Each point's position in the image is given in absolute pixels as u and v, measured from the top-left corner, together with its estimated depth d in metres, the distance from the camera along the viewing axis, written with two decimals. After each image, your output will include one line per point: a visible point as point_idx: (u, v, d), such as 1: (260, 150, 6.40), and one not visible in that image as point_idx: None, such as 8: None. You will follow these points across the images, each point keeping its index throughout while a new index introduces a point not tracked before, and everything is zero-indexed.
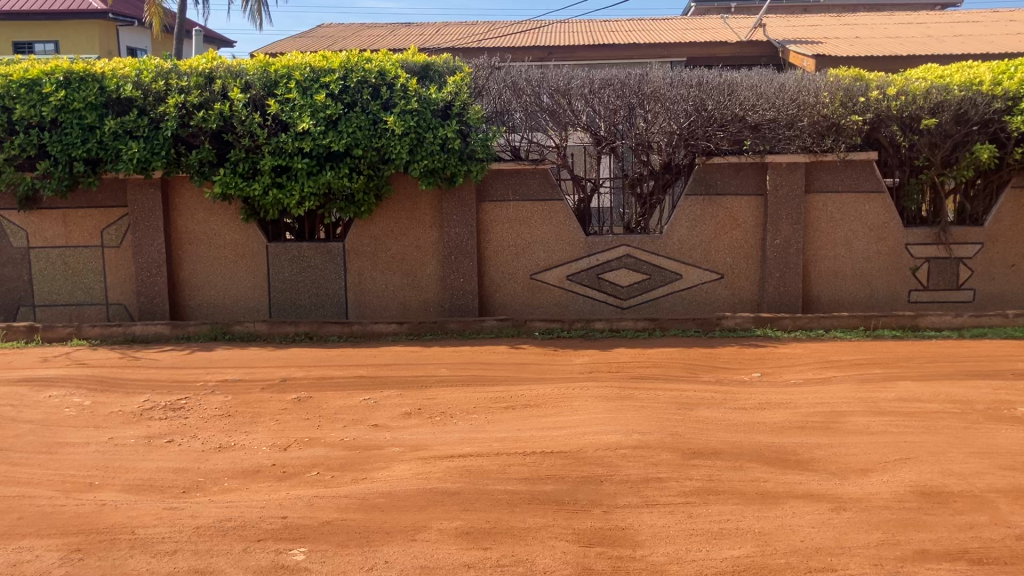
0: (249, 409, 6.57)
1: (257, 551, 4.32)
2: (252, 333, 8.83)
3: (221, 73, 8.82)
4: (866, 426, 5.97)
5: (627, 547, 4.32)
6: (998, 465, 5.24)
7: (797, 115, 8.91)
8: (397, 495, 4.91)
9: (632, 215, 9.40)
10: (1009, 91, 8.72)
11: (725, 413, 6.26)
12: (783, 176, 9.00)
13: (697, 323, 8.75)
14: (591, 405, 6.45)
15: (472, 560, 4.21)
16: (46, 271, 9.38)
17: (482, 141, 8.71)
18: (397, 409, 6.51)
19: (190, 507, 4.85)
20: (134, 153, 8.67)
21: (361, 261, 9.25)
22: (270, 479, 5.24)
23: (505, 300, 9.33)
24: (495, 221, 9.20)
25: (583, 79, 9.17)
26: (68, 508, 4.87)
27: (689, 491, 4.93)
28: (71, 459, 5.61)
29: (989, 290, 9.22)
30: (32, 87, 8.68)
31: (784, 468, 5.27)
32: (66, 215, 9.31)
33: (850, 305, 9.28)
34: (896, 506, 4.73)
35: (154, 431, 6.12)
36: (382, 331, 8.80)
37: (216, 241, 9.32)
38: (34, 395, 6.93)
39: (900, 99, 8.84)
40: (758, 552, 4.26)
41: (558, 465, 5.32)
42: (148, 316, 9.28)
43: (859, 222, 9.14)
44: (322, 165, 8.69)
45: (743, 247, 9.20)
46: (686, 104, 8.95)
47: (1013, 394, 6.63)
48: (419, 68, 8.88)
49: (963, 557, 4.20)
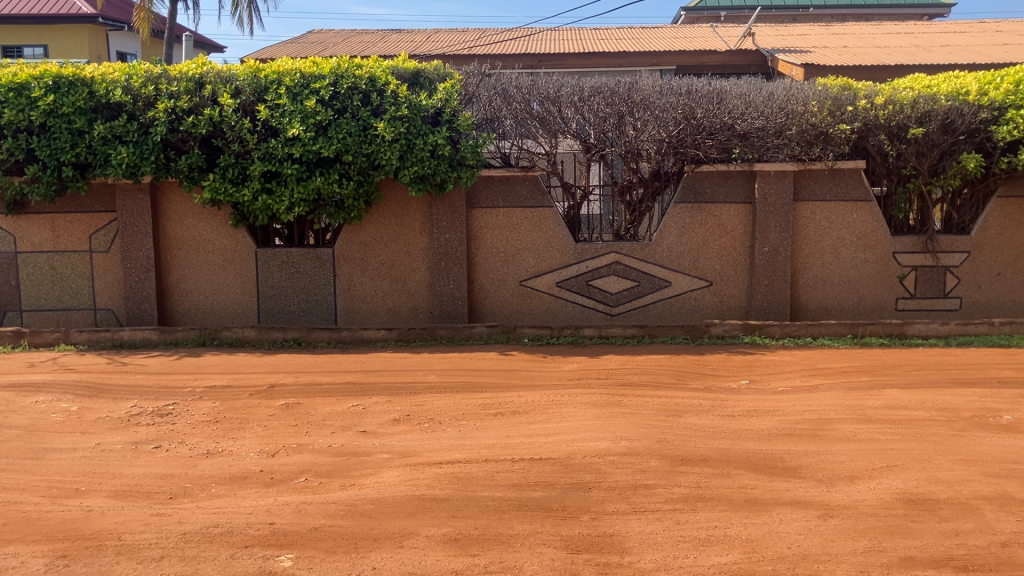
0: (237, 415, 6.56)
1: (245, 557, 4.30)
2: (240, 339, 8.80)
3: (211, 78, 8.83)
4: (853, 433, 5.99)
5: (615, 554, 4.33)
6: (983, 472, 5.28)
7: (786, 123, 8.96)
8: (386, 502, 4.90)
9: (621, 223, 9.46)
10: (995, 101, 8.79)
11: (712, 420, 6.29)
12: (771, 184, 9.04)
13: (685, 331, 8.78)
14: (580, 412, 6.45)
15: (460, 567, 4.20)
16: (33, 275, 9.35)
17: (472, 147, 8.71)
18: (385, 416, 6.49)
19: (177, 512, 4.83)
20: (123, 158, 8.63)
21: (351, 267, 9.25)
22: (257, 485, 5.22)
23: (494, 307, 9.34)
24: (485, 227, 9.20)
25: (574, 87, 9.20)
26: (53, 515, 4.83)
27: (677, 498, 4.95)
28: (58, 464, 5.59)
29: (976, 298, 9.29)
30: (20, 91, 8.62)
31: (771, 475, 5.29)
32: (53, 220, 9.26)
33: (838, 313, 9.33)
34: (883, 513, 4.76)
35: (141, 437, 6.08)
36: (371, 337, 8.81)
37: (205, 245, 9.29)
38: (21, 401, 6.89)
39: (888, 109, 8.91)
40: (744, 559, 4.28)
41: (546, 472, 5.32)
42: (136, 320, 9.26)
43: (846, 230, 9.19)
44: (311, 171, 8.66)
45: (732, 255, 9.24)
46: (676, 112, 8.99)
47: (999, 402, 6.67)
48: (409, 75, 8.92)
49: (949, 564, 4.23)
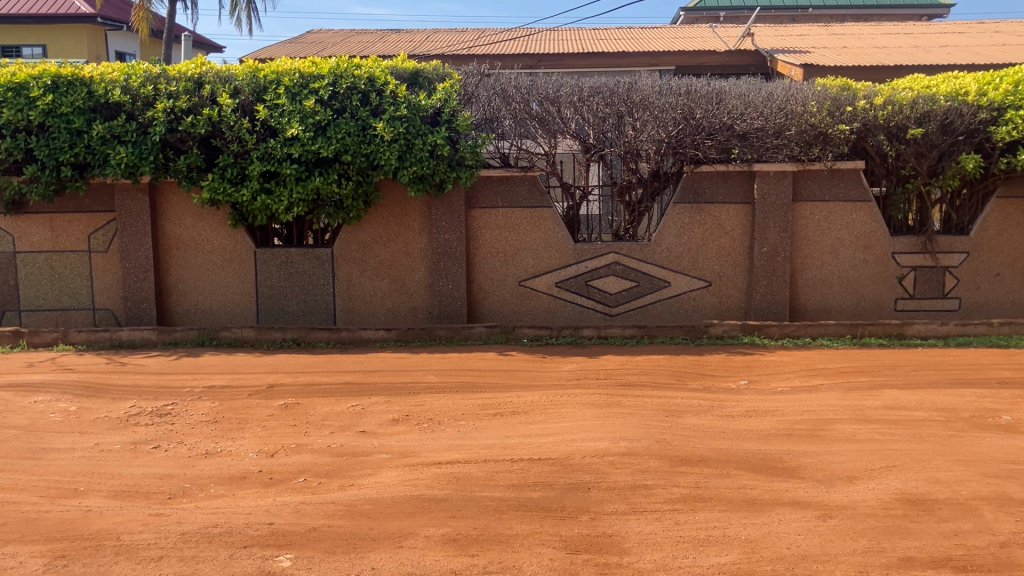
0: (236, 415, 6.55)
1: (244, 557, 4.30)
2: (239, 339, 8.80)
3: (210, 78, 8.83)
4: (853, 434, 5.99)
5: (614, 555, 4.32)
6: (982, 473, 5.28)
7: (785, 124, 8.96)
8: (385, 502, 4.90)
9: (620, 223, 9.47)
10: (994, 101, 8.79)
11: (711, 420, 6.29)
12: (771, 184, 9.04)
13: (684, 331, 8.79)
14: (579, 413, 6.45)
15: (459, 567, 4.20)
16: (32, 275, 9.34)
17: (471, 147, 8.71)
18: (384, 416, 6.49)
19: (176, 512, 4.83)
20: (122, 158, 8.62)
21: (350, 267, 9.24)
22: (256, 485, 5.22)
23: (493, 308, 9.34)
24: (484, 228, 9.20)
25: (573, 87, 9.20)
26: (52, 515, 4.83)
27: (676, 498, 4.95)
28: (57, 464, 5.58)
29: (976, 298, 9.29)
30: (19, 91, 8.61)
31: (770, 475, 5.29)
32: (52, 220, 9.25)
33: (837, 314, 9.33)
34: (882, 513, 4.76)
35: (140, 437, 6.08)
36: (370, 337, 8.81)
37: (204, 246, 9.29)
38: (20, 401, 6.89)
39: (887, 109, 8.90)
40: (743, 559, 4.27)
41: (545, 472, 5.32)
42: (135, 321, 9.25)
43: (845, 231, 9.20)
44: (311, 171, 8.66)
45: (731, 255, 9.24)
46: (675, 112, 8.98)
47: (998, 403, 6.67)
48: (408, 75, 8.92)
49: (948, 564, 4.23)
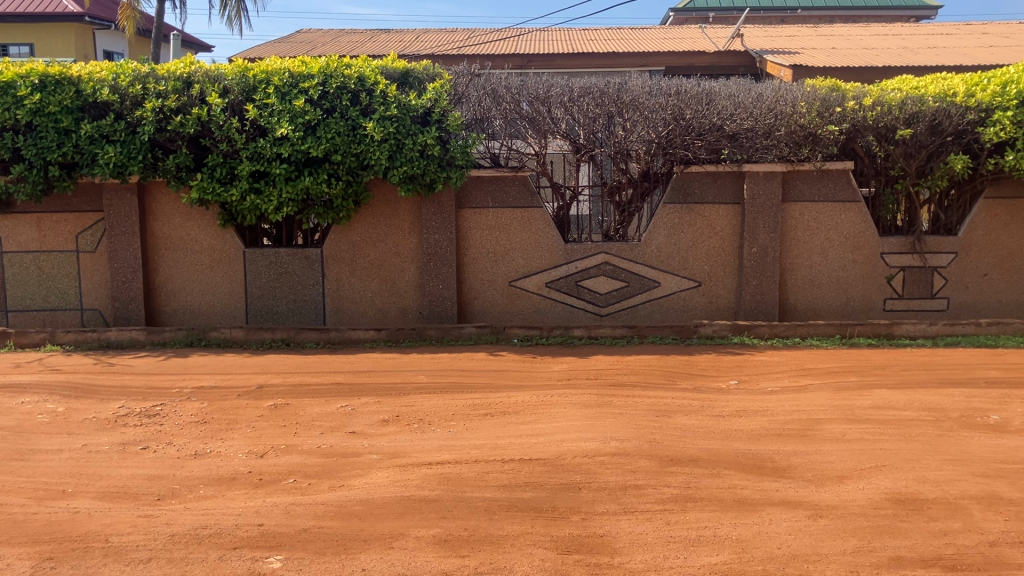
0: (225, 416, 6.51)
1: (233, 558, 4.28)
2: (228, 339, 8.75)
3: (199, 77, 8.79)
4: (842, 434, 6.01)
5: (606, 555, 4.33)
6: (972, 472, 5.30)
7: (775, 124, 8.99)
8: (376, 503, 4.89)
9: (609, 223, 9.43)
10: (982, 102, 8.83)
11: (702, 420, 6.30)
12: (760, 185, 9.06)
13: (674, 331, 8.80)
14: (570, 413, 6.45)
15: (448, 569, 4.19)
16: (19, 276, 9.27)
17: (462, 147, 8.73)
18: (374, 417, 6.46)
19: (165, 514, 4.80)
20: (110, 157, 8.56)
21: (339, 267, 9.22)
22: (246, 486, 5.20)
23: (484, 308, 9.33)
24: (474, 228, 9.19)
25: (563, 87, 9.22)
26: (39, 516, 4.79)
27: (667, 499, 4.95)
28: (45, 466, 5.54)
29: (964, 299, 9.35)
30: (6, 90, 8.55)
31: (760, 475, 5.30)
32: (40, 219, 9.18)
33: (826, 313, 9.37)
34: (872, 513, 4.77)
35: (129, 438, 6.04)
36: (360, 337, 8.79)
37: (192, 245, 9.24)
38: (6, 402, 6.83)
39: (876, 110, 8.95)
40: (735, 559, 4.28)
41: (536, 472, 5.32)
42: (123, 321, 9.20)
43: (834, 231, 9.24)
44: (300, 170, 8.62)
45: (720, 256, 9.26)
46: (665, 112, 8.99)
47: (986, 402, 6.70)
48: (398, 74, 8.92)
49: (938, 564, 4.25)
